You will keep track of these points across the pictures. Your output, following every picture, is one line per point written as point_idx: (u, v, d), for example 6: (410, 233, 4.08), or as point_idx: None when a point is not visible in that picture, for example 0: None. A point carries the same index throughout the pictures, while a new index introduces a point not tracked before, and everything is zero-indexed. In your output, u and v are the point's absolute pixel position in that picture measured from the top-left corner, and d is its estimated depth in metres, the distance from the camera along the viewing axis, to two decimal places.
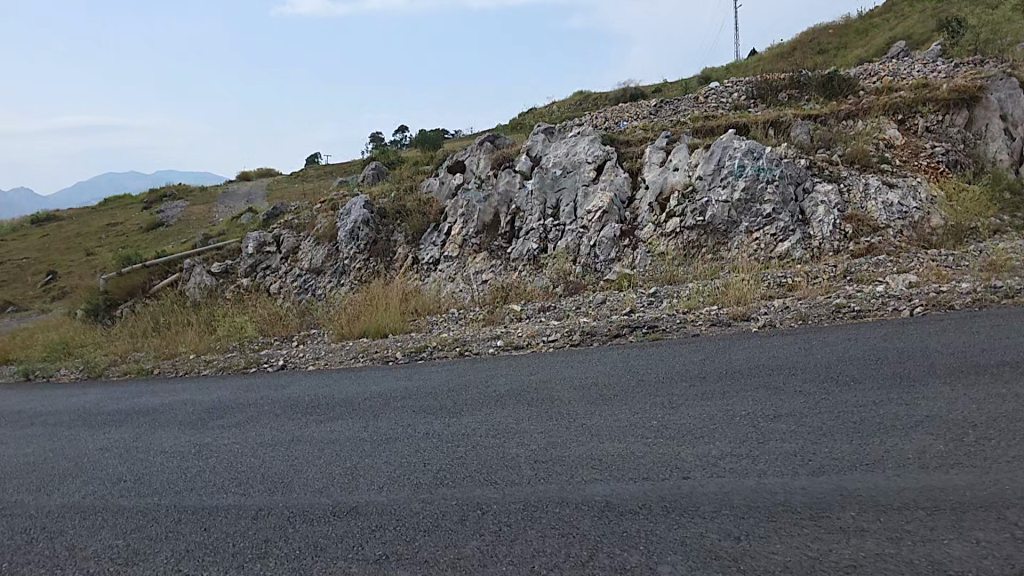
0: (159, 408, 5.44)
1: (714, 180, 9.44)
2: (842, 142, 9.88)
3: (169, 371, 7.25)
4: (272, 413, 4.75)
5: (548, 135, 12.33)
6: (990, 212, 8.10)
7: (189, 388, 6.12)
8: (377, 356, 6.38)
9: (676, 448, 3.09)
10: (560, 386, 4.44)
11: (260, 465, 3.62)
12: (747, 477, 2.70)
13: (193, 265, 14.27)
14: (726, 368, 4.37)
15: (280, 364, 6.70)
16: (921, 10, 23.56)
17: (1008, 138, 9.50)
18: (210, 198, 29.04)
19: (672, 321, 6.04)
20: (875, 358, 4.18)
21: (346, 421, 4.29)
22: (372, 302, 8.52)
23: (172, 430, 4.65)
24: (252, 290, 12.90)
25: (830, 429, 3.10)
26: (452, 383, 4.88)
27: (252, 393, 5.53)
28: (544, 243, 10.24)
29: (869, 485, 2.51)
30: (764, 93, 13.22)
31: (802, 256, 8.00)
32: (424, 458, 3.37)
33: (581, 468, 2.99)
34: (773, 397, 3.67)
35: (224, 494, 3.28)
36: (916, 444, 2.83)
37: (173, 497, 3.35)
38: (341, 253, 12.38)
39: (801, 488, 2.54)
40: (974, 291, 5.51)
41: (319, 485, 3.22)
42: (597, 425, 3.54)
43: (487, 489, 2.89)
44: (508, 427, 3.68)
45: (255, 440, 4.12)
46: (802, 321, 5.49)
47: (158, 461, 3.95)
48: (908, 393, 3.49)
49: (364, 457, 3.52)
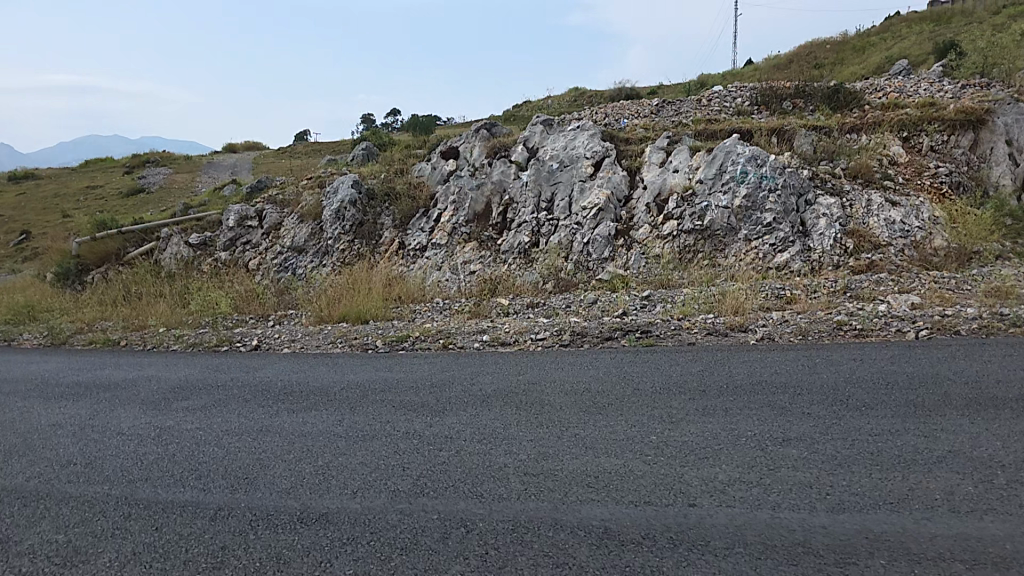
0: (122, 383, 5.08)
1: (714, 184, 9.23)
2: (846, 155, 9.70)
3: (136, 343, 6.86)
4: (242, 397, 4.42)
5: (547, 126, 12.07)
6: (994, 237, 7.93)
7: (156, 364, 5.76)
8: (355, 343, 6.06)
9: (677, 469, 2.83)
10: (550, 390, 4.16)
11: (223, 457, 3.30)
12: (759, 509, 2.43)
13: (170, 235, 13.84)
14: (726, 383, 4.11)
15: (253, 344, 6.35)
16: (919, 32, 23.66)
17: (1011, 164, 9.30)
18: (193, 168, 28.38)
19: (667, 326, 5.80)
20: (885, 382, 3.95)
21: (320, 411, 3.99)
22: (355, 284, 8.18)
23: (133, 409, 4.31)
24: (230, 265, 12.50)
25: (845, 459, 2.85)
26: (435, 378, 4.59)
27: (222, 373, 5.21)
28: (536, 237, 9.97)
29: (898, 529, 2.25)
30: (768, 100, 13.02)
31: (800, 268, 7.80)
32: (403, 462, 3.08)
33: (575, 485, 2.72)
34: (780, 418, 3.42)
35: (182, 488, 2.96)
36: (942, 482, 2.60)
37: (125, 487, 3.02)
38: (325, 233, 12.02)
39: (821, 527, 2.29)
40: (980, 318, 5.33)
41: (287, 485, 2.91)
42: (591, 437, 3.27)
43: (472, 503, 2.61)
44: (494, 433, 3.40)
45: (221, 427, 3.80)
46: (802, 337, 5.27)
47: (113, 444, 3.62)
48: (925, 424, 3.25)
49: (338, 456, 3.21)
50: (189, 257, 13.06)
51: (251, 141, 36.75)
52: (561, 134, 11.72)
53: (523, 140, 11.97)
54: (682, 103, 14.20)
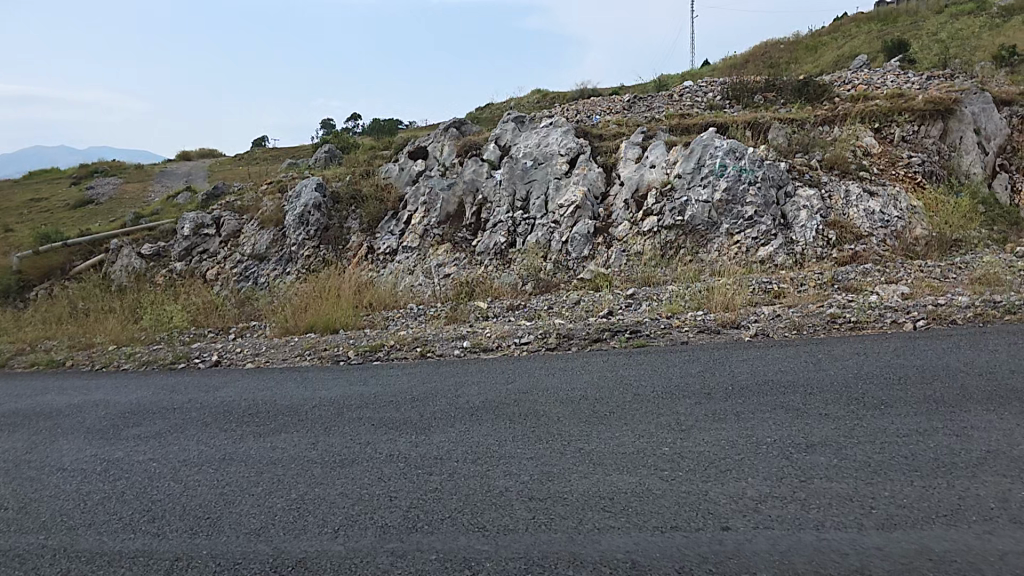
0: (65, 410, 4.59)
1: (693, 178, 9.04)
2: (820, 147, 9.62)
3: (83, 364, 6.35)
4: (201, 422, 4.00)
5: (518, 124, 11.76)
6: (972, 225, 7.90)
7: (104, 386, 5.27)
8: (325, 354, 5.66)
9: (699, 485, 2.55)
10: (543, 400, 3.84)
11: (182, 494, 2.90)
12: (802, 530, 2.16)
13: (122, 246, 13.19)
14: (731, 384, 3.86)
15: (213, 360, 5.89)
16: (868, 32, 24.08)
17: (981, 152, 9.36)
18: (146, 176, 27.37)
19: (656, 325, 5.54)
20: (896, 377, 3.74)
21: (292, 434, 3.61)
22: (322, 291, 7.76)
23: (77, 439, 3.86)
24: (187, 276, 11.92)
25: (880, 466, 2.61)
26: (417, 391, 4.23)
27: (178, 394, 4.76)
28: (512, 236, 9.68)
29: (962, 548, 2.01)
30: (738, 95, 12.92)
31: (784, 262, 7.65)
32: (390, 491, 2.73)
33: (589, 510, 2.41)
34: (797, 420, 3.18)
35: (132, 535, 2.57)
36: (992, 489, 2.36)
37: (64, 536, 2.61)
38: (288, 238, 11.56)
39: (876, 549, 2.03)
40: (974, 305, 5.20)
41: (255, 525, 2.54)
42: (599, 451, 2.97)
43: (474, 538, 2.28)
44: (489, 451, 3.08)
45: (178, 458, 3.38)
46: (797, 331, 5.07)
47: (53, 483, 3.20)
48: (952, 420, 3.04)
49: (314, 487, 2.85)
50: (143, 269, 12.45)
51: (206, 149, 35.67)
52: (532, 132, 11.43)
53: (493, 139, 11.63)
54: (651, 97, 14.05)
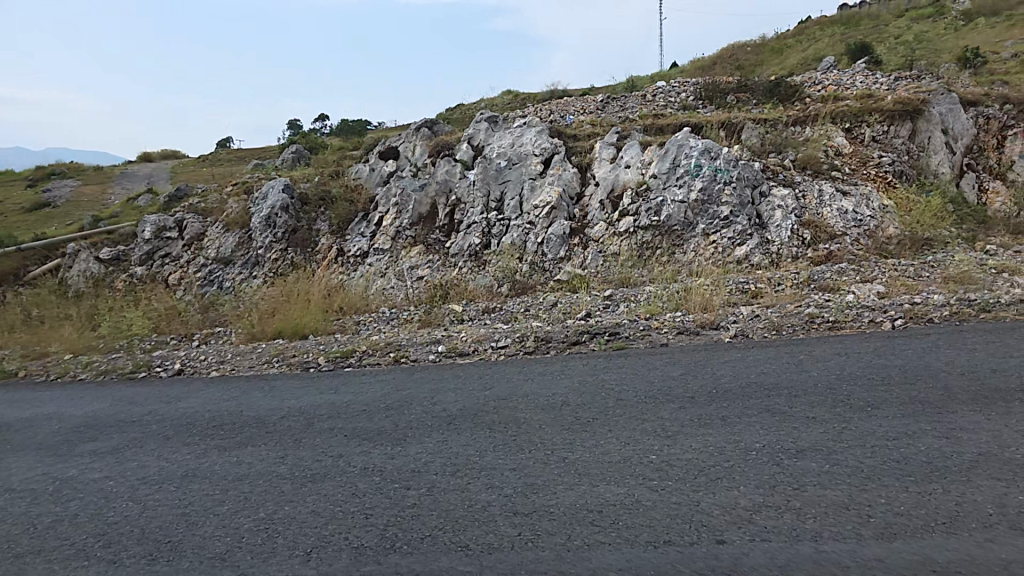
0: (13, 426, 4.32)
1: (669, 179, 9.00)
2: (793, 147, 9.67)
3: (37, 374, 6.04)
4: (161, 436, 3.78)
5: (492, 124, 11.62)
6: (942, 224, 7.99)
7: (58, 398, 5.00)
8: (294, 361, 5.47)
9: (690, 495, 2.45)
10: (523, 406, 3.71)
11: (141, 516, 2.71)
12: (799, 543, 2.07)
13: (80, 251, 12.73)
14: (715, 387, 3.77)
15: (176, 368, 5.66)
16: (832, 35, 24.51)
17: (948, 151, 9.51)
18: (106, 179, 26.61)
19: (635, 327, 5.45)
20: (880, 378, 3.70)
21: (260, 447, 3.43)
22: (290, 295, 7.53)
23: (26, 457, 3.63)
24: (149, 281, 11.54)
25: (874, 471, 2.53)
26: (390, 400, 4.07)
27: (137, 406, 4.51)
28: (486, 238, 9.55)
29: (965, 558, 1.93)
30: (710, 95, 12.96)
31: (760, 262, 7.64)
32: (366, 508, 2.58)
33: (577, 525, 2.30)
34: (785, 424, 3.10)
35: (85, 562, 2.38)
36: (988, 493, 2.31)
37: (10, 565, 2.41)
38: (256, 241, 11.27)
39: (877, 561, 1.95)
40: (949, 304, 5.21)
41: (220, 549, 2.37)
42: (584, 461, 2.85)
43: (456, 558, 2.15)
44: (471, 463, 2.94)
45: (137, 476, 3.18)
46: (776, 332, 5.03)
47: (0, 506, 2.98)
48: (941, 421, 3.00)
49: (283, 505, 2.68)
50: (102, 274, 12.02)
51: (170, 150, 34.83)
52: (506, 131, 11.30)
53: (466, 139, 11.48)
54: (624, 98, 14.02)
